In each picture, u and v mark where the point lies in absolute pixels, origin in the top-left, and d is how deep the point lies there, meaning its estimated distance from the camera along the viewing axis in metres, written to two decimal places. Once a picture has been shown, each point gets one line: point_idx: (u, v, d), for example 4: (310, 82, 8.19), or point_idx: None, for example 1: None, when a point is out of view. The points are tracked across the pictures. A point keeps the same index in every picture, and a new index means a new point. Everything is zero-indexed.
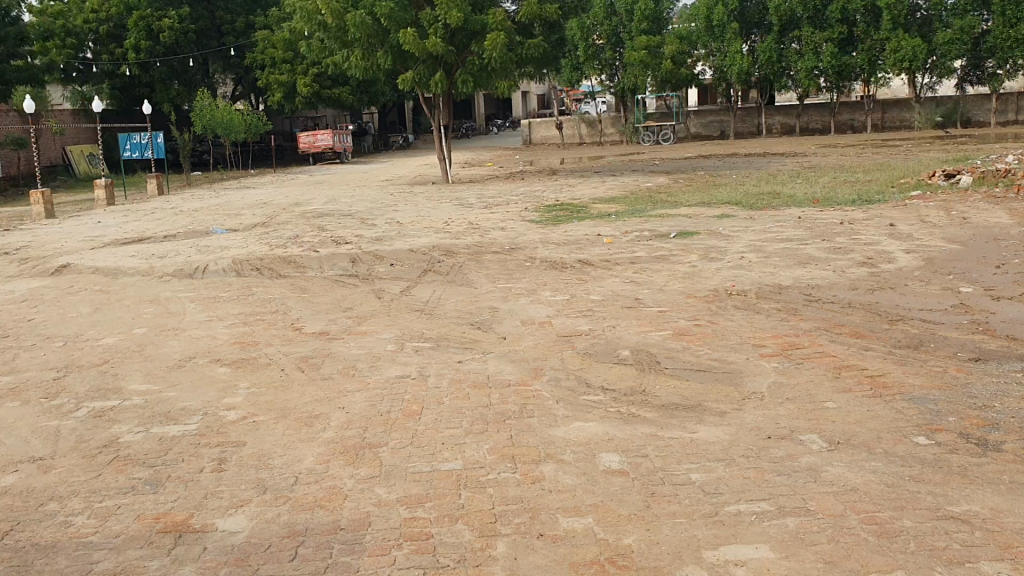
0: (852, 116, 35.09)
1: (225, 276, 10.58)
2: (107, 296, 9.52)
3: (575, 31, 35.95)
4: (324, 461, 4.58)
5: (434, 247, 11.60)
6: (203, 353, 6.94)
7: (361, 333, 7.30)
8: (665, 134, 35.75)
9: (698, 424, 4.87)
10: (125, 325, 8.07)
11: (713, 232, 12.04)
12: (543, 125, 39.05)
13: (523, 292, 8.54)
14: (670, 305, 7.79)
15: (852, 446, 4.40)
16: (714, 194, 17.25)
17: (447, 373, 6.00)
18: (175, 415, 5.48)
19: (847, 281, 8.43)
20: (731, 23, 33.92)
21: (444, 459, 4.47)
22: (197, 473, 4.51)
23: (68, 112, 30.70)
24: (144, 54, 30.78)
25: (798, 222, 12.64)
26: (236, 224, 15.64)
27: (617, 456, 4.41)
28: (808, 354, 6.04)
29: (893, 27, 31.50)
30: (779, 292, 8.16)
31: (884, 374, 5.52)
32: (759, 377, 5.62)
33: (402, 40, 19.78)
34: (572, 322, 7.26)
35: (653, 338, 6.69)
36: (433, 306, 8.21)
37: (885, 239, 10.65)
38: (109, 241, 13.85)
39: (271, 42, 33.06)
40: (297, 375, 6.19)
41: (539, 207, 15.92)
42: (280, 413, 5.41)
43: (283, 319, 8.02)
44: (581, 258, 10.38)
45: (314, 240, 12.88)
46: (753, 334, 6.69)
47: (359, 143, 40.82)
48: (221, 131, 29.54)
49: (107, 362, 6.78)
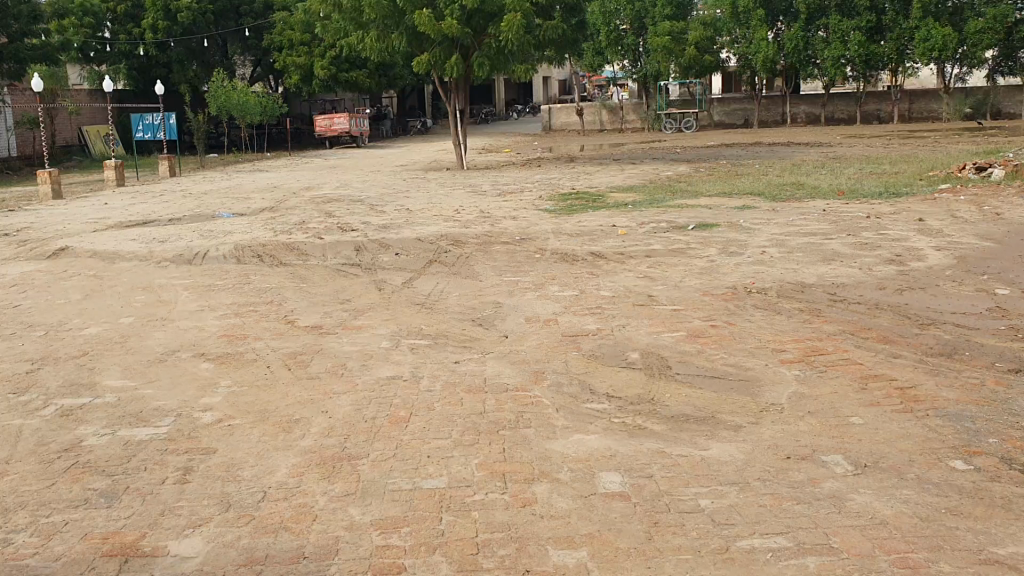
0: (878, 106, 34.40)
1: (224, 263, 10.22)
2: (99, 281, 9.17)
3: (597, 15, 35.34)
4: (298, 473, 4.18)
5: (442, 236, 11.17)
6: (188, 347, 6.55)
7: (356, 328, 6.90)
8: (688, 121, 35.15)
9: (710, 440, 4.42)
10: (113, 314, 7.71)
11: (734, 224, 11.57)
12: (564, 110, 38.53)
13: (530, 286, 8.12)
14: (685, 303, 7.34)
15: (880, 471, 3.95)
16: (736, 184, 16.74)
17: (441, 375, 5.58)
18: (146, 416, 5.09)
19: (874, 280, 7.94)
20: (756, 10, 33.27)
21: (428, 475, 4.06)
22: (159, 485, 4.12)
23: (84, 93, 30.48)
24: (161, 34, 30.35)
25: (823, 215, 12.12)
26: (244, 208, 15.25)
27: (618, 477, 3.97)
28: (832, 361, 5.58)
29: (923, 15, 30.71)
30: (801, 291, 7.69)
31: (915, 387, 5.04)
32: (778, 387, 5.17)
33: (418, 22, 19.30)
34: (579, 321, 6.82)
35: (666, 339, 6.23)
36: (434, 300, 7.79)
37: (914, 234, 10.15)
38: (114, 224, 13.56)
39: (289, 24, 32.71)
40: (283, 374, 5.79)
41: (553, 195, 15.47)
42: (260, 416, 5.01)
43: (277, 311, 7.61)
44: (593, 251, 9.93)
45: (319, 227, 12.49)
46: (773, 336, 6.23)
47: (378, 127, 40.52)
48: (237, 114, 29.13)
49: (86, 354, 6.42)
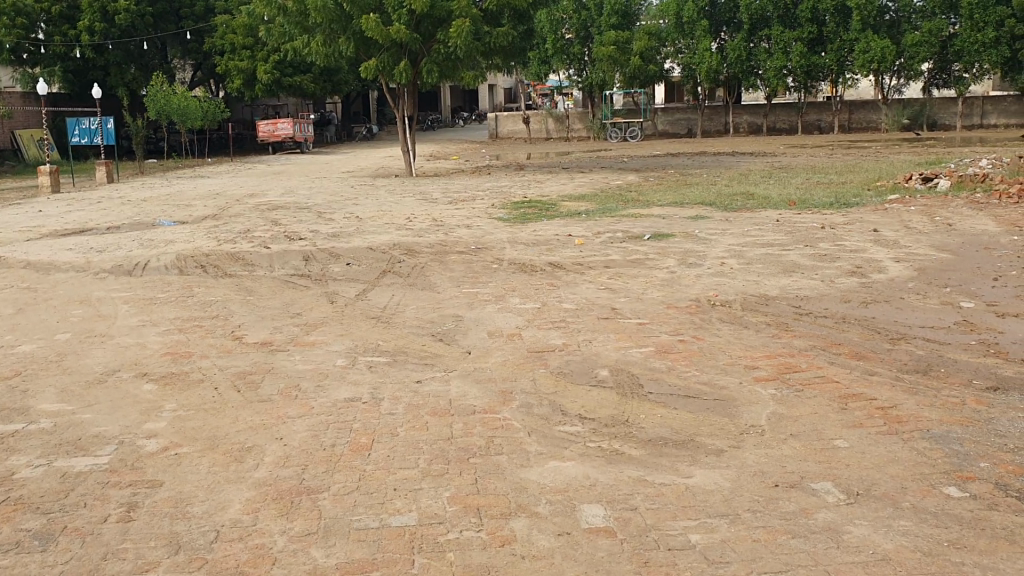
0: (819, 117, 34.93)
1: (166, 273, 9.78)
2: (33, 294, 8.66)
3: (544, 23, 35.28)
4: (253, 510, 3.86)
5: (394, 246, 10.85)
6: (129, 366, 6.15)
7: (309, 344, 6.57)
8: (633, 130, 35.21)
9: (693, 467, 4.20)
10: (48, 330, 7.25)
11: (690, 234, 11.45)
12: (510, 118, 38.43)
13: (489, 298, 7.86)
14: (649, 316, 7.14)
15: (873, 499, 3.78)
16: (687, 193, 16.70)
17: (403, 396, 5.29)
18: (85, 444, 4.71)
19: (838, 292, 7.85)
20: (701, 20, 33.49)
21: (396, 510, 3.77)
22: (100, 524, 3.76)
23: (17, 96, 29.46)
24: (98, 36, 29.47)
25: (777, 225, 12.08)
26: (185, 216, 14.74)
27: (600, 510, 3.73)
28: (808, 379, 5.41)
29: (863, 28, 31.27)
30: (766, 303, 7.56)
31: (895, 406, 4.89)
32: (756, 407, 4.97)
33: (365, 26, 18.94)
34: (544, 335, 6.57)
35: (634, 356, 6.02)
36: (391, 313, 7.48)
37: (870, 245, 10.12)
38: (48, 232, 12.99)
39: (231, 28, 32.03)
40: (232, 396, 5.43)
41: (505, 204, 15.23)
42: (209, 444, 4.67)
43: (224, 326, 7.23)
44: (551, 261, 9.71)
45: (266, 236, 12.08)
46: (744, 352, 6.06)
47: (322, 133, 39.94)
48: (177, 118, 28.39)
49: (18, 375, 5.98)
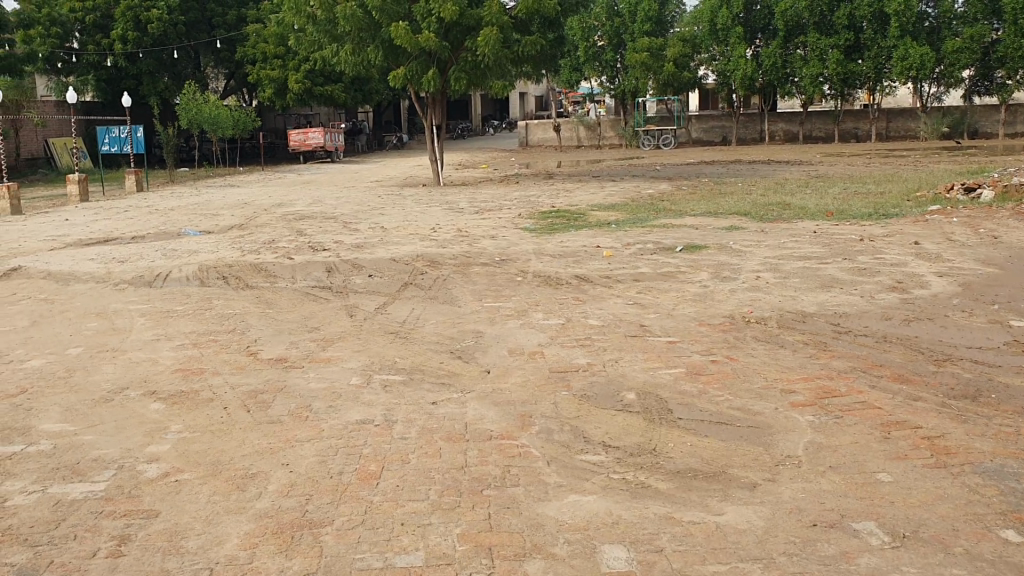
0: (856, 125, 34.34)
1: (187, 285, 9.61)
2: (50, 307, 8.53)
3: (575, 30, 35.02)
4: (251, 545, 3.61)
5: (417, 257, 10.61)
6: (138, 384, 5.95)
7: (324, 361, 6.33)
8: (665, 138, 34.73)
9: (724, 503, 3.89)
10: (60, 344, 7.09)
11: (723, 247, 11.10)
12: (541, 126, 38.19)
13: (512, 313, 7.59)
14: (680, 334, 6.82)
15: (922, 543, 3.45)
16: (720, 203, 16.34)
17: (417, 419, 5.02)
18: (83, 469, 4.50)
19: (879, 309, 7.48)
20: (736, 27, 33.07)
21: (401, 548, 3.50)
22: (87, 560, 3.53)
23: (52, 104, 29.77)
24: (131, 45, 29.66)
25: (813, 237, 11.69)
26: (211, 225, 14.63)
27: (622, 551, 3.45)
28: (847, 405, 5.07)
29: (901, 34, 30.60)
30: (803, 321, 7.21)
31: (943, 436, 4.55)
32: (792, 435, 4.65)
33: (394, 34, 18.79)
34: (567, 354, 6.29)
35: (663, 377, 5.72)
36: (409, 328, 7.23)
37: (912, 259, 9.72)
38: (73, 241, 12.92)
39: (263, 37, 32.07)
40: (241, 417, 5.21)
41: (533, 214, 14.96)
42: (212, 469, 4.44)
43: (239, 341, 7.01)
44: (578, 274, 9.42)
45: (290, 246, 11.89)
46: (779, 374, 5.74)
47: (353, 142, 40.00)
48: (208, 126, 28.41)
49: (24, 392, 5.81)
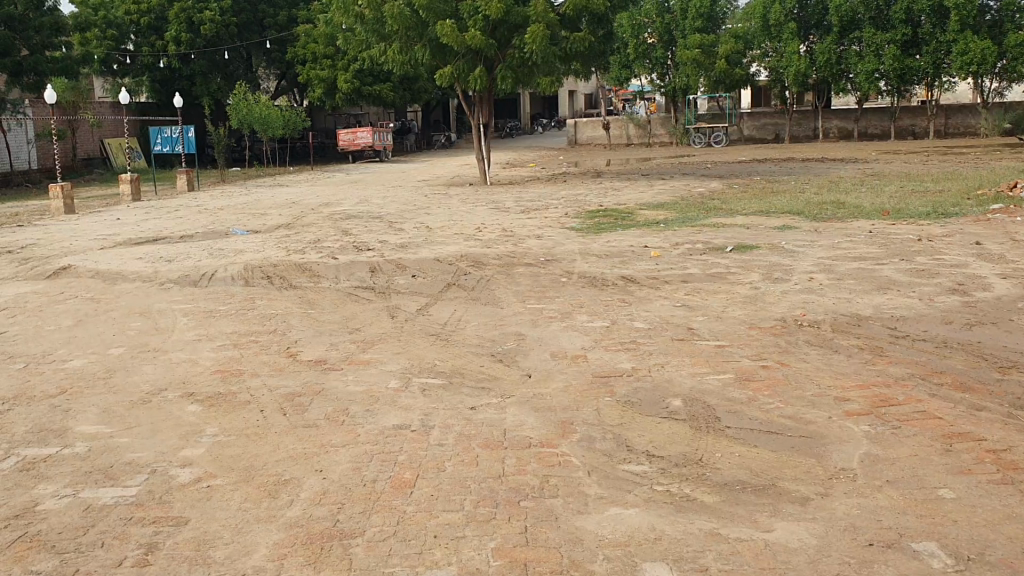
0: (913, 122, 33.56)
1: (231, 284, 9.61)
2: (96, 306, 8.58)
3: (625, 27, 34.70)
4: (279, 556, 3.50)
5: (461, 257, 10.49)
6: (176, 385, 5.89)
7: (363, 363, 6.23)
8: (717, 136, 34.25)
9: (774, 519, 3.69)
10: (103, 343, 7.10)
11: (776, 247, 10.80)
12: (590, 125, 37.95)
13: (556, 315, 7.42)
14: (729, 338, 6.59)
15: (988, 566, 3.22)
16: (772, 202, 15.99)
17: (455, 425, 4.88)
18: (116, 473, 4.44)
19: (939, 313, 7.17)
20: (789, 22, 32.48)
21: (433, 564, 3.36)
22: (113, 568, 3.45)
23: (107, 105, 30.32)
24: (184, 47, 30.08)
25: (870, 237, 11.33)
26: (259, 225, 14.69)
27: (663, 571, 3.27)
28: (905, 414, 4.82)
29: (961, 28, 29.76)
30: (858, 325, 6.93)
31: (1010, 450, 4.28)
32: (847, 446, 4.42)
33: (440, 32, 18.71)
34: (611, 358, 6.11)
35: (710, 383, 5.51)
36: (450, 330, 7.10)
37: (974, 260, 9.34)
38: (122, 241, 13.04)
39: (313, 38, 32.25)
40: (277, 420, 5.12)
41: (580, 213, 14.77)
42: (244, 475, 4.34)
43: (279, 341, 6.95)
44: (624, 275, 9.22)
45: (335, 246, 11.86)
46: (833, 381, 5.49)
47: (403, 141, 40.14)
48: (259, 126, 28.63)
49: (64, 393, 5.80)
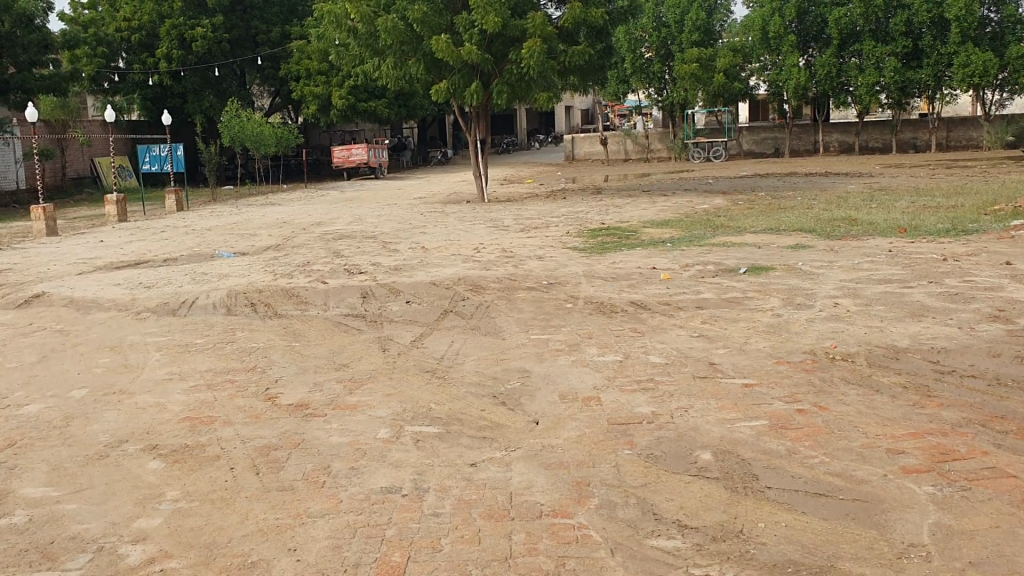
0: (914, 134, 33.04)
1: (212, 313, 8.96)
2: (63, 339, 7.91)
3: (622, 43, 34.22)
4: None
5: (459, 280, 9.86)
6: (139, 436, 5.23)
7: (350, 408, 5.56)
8: (715, 151, 33.69)
9: None
10: (65, 383, 6.44)
11: (792, 268, 10.19)
12: (587, 140, 37.29)
13: (564, 347, 6.77)
14: (757, 375, 5.94)
15: None
16: (780, 218, 15.40)
17: (454, 488, 4.23)
18: (56, 551, 3.78)
19: (982, 343, 6.53)
20: (788, 34, 31.90)
21: None
22: None
23: (98, 123, 29.74)
24: (175, 64, 29.51)
25: (891, 257, 10.71)
26: (247, 246, 14.06)
27: None
28: (972, 471, 4.18)
29: (962, 40, 29.28)
30: (897, 358, 6.28)
31: None
32: (912, 514, 3.77)
33: (435, 46, 18.16)
34: (627, 400, 5.46)
35: (742, 432, 4.86)
36: (447, 366, 6.44)
37: (1006, 282, 8.73)
38: (104, 265, 12.39)
39: (306, 54, 31.65)
40: (249, 480, 4.46)
41: (581, 231, 14.17)
42: (204, 555, 3.67)
43: (258, 382, 6.28)
44: (633, 300, 8.60)
45: (324, 269, 11.21)
46: (880, 429, 4.83)
47: (398, 157, 39.63)
48: (251, 143, 28.03)
49: (11, 445, 5.14)
